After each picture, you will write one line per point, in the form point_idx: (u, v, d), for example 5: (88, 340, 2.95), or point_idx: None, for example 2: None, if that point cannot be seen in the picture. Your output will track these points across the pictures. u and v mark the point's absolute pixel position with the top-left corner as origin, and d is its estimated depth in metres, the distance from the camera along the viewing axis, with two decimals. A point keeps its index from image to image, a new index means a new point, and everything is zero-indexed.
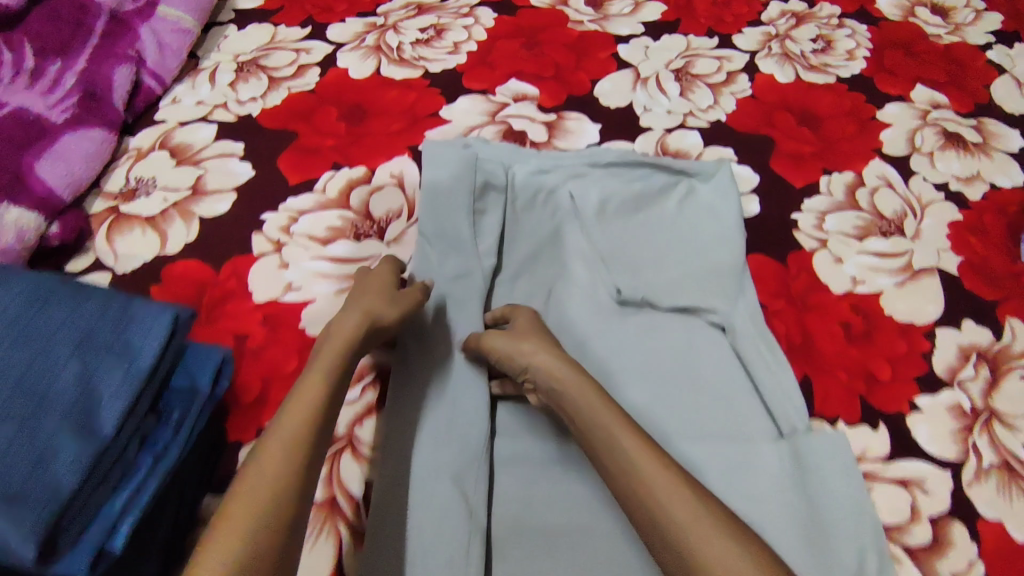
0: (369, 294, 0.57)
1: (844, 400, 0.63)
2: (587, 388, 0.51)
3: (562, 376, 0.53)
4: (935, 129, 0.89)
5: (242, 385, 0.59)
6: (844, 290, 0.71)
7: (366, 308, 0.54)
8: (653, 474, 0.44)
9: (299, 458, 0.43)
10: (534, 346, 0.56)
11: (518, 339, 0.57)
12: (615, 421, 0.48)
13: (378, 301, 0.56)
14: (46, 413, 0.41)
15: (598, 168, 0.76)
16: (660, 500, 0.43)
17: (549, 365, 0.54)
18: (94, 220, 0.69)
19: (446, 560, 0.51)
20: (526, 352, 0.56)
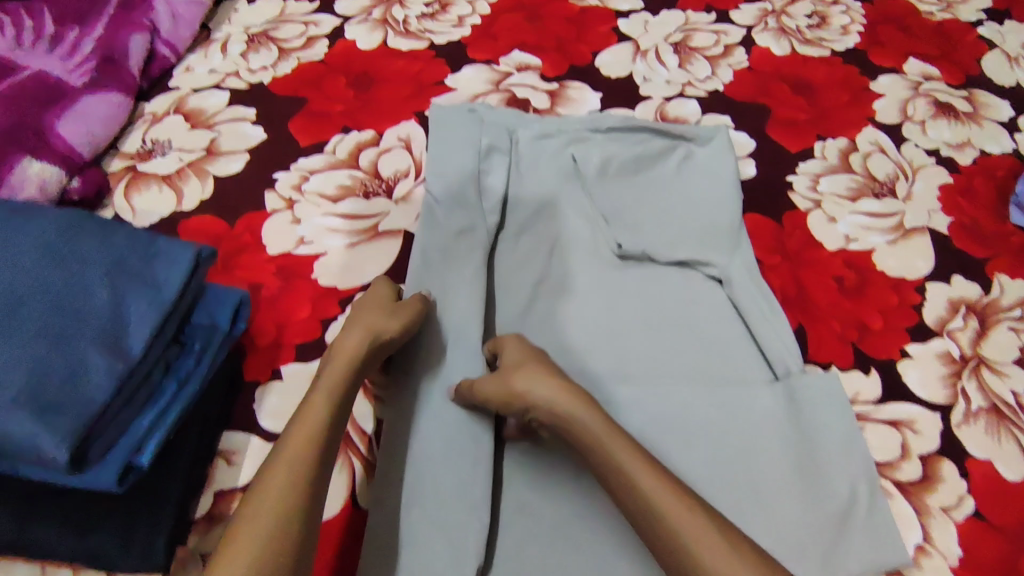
0: (369, 308, 0.57)
1: (837, 347, 0.65)
2: (592, 422, 0.50)
3: (562, 413, 0.51)
4: (927, 99, 0.91)
5: (258, 329, 0.61)
6: (837, 248, 0.73)
7: (366, 325, 0.55)
8: (666, 505, 0.44)
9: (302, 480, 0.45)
10: (524, 384, 0.53)
11: (505, 378, 0.54)
12: (624, 454, 0.48)
13: (378, 318, 0.56)
14: (79, 332, 0.43)
15: (599, 133, 0.78)
16: (685, 545, 0.42)
17: (548, 402, 0.52)
18: (112, 178, 0.71)
19: (457, 480, 0.55)
20: (521, 394, 0.53)
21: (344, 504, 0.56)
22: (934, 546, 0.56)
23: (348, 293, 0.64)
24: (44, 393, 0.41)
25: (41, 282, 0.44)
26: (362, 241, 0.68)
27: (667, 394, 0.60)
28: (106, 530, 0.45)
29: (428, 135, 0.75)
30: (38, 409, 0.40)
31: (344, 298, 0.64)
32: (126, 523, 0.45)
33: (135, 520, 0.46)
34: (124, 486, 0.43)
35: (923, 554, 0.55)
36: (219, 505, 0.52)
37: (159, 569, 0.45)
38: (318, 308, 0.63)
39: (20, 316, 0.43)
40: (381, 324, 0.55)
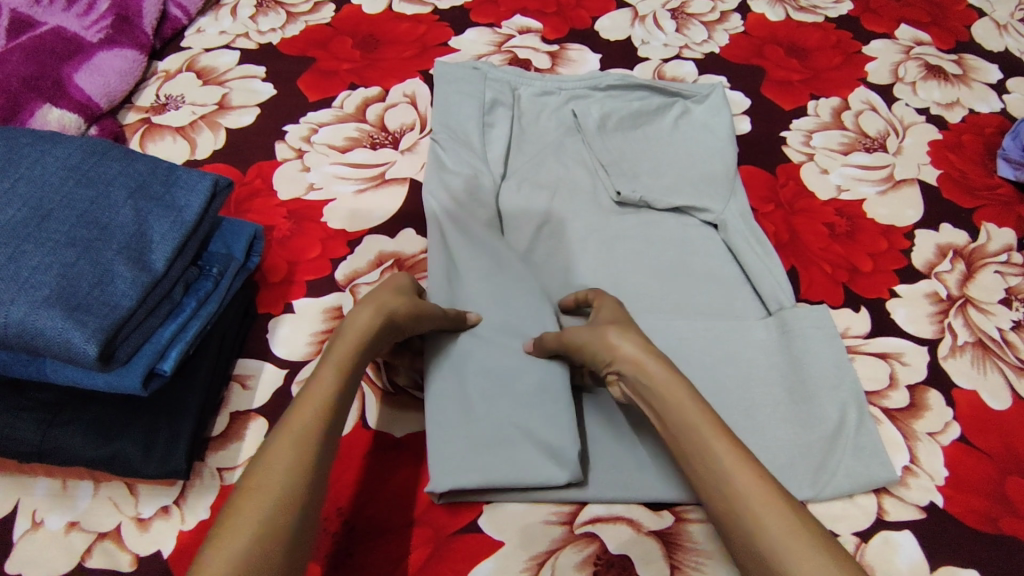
0: (380, 288, 0.53)
1: (829, 286, 0.67)
2: (660, 373, 0.47)
3: (651, 370, 0.48)
4: (917, 62, 0.93)
5: (270, 267, 0.63)
6: (830, 197, 0.76)
7: (379, 301, 0.51)
8: (724, 456, 0.43)
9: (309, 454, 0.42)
10: (619, 336, 0.50)
11: (600, 329, 0.51)
12: (686, 396, 0.46)
13: (392, 296, 0.52)
14: (106, 243, 0.46)
15: (599, 91, 0.81)
16: (756, 511, 0.40)
17: (639, 357, 0.49)
18: (128, 129, 0.74)
19: (460, 409, 0.55)
20: (611, 344, 0.50)
21: (355, 427, 0.57)
22: (921, 467, 0.57)
23: (356, 234, 0.66)
24: (75, 296, 0.43)
25: (70, 199, 0.47)
26: (369, 188, 0.71)
27: (664, 326, 0.61)
28: (130, 436, 0.47)
29: (434, 90, 0.77)
30: (68, 308, 0.42)
31: (352, 239, 0.66)
32: (149, 430, 0.48)
33: (157, 428, 0.48)
34: (148, 390, 0.46)
35: (910, 475, 0.57)
36: (234, 424, 0.54)
37: (178, 475, 0.47)
38: (326, 248, 0.65)
39: (50, 229, 0.45)
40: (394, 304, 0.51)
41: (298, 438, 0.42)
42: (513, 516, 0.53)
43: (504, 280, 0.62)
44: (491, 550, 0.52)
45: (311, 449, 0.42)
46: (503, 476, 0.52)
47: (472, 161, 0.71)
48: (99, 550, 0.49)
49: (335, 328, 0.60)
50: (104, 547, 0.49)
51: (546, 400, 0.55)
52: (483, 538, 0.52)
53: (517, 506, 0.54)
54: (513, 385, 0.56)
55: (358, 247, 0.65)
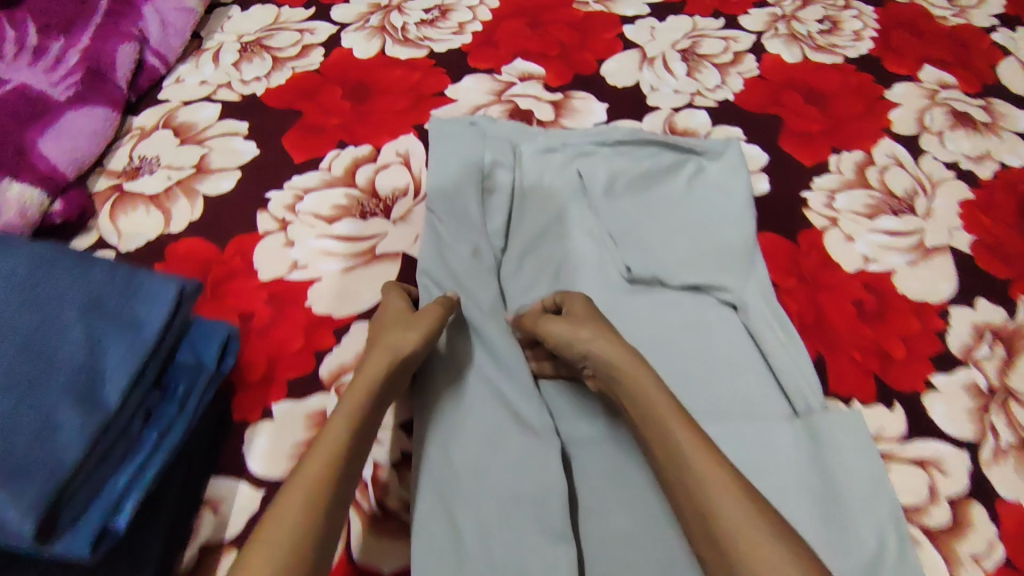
0: (386, 325, 0.54)
1: (858, 378, 0.62)
2: (626, 360, 0.51)
3: (621, 362, 0.51)
4: (944, 108, 0.88)
5: (249, 363, 0.58)
6: (856, 269, 0.70)
7: (387, 345, 0.51)
8: (656, 405, 0.48)
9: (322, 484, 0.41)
10: (591, 335, 0.53)
11: (575, 327, 0.54)
12: (632, 365, 0.51)
13: (399, 335, 0.52)
14: (50, 383, 0.40)
15: (607, 146, 0.77)
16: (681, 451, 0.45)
17: (609, 354, 0.52)
18: (97, 198, 0.68)
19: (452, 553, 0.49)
20: (583, 339, 0.53)
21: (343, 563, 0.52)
22: None
23: (343, 321, 0.61)
24: (12, 457, 0.37)
25: (12, 328, 0.41)
26: (358, 265, 0.65)
27: None
28: None
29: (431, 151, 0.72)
30: (5, 473, 0.37)
31: (338, 327, 0.60)
32: None
33: None
34: (98, 554, 0.40)
35: None
36: (205, 558, 0.49)
37: None
38: (311, 338, 0.60)
39: None
40: (401, 335, 0.52)
41: (311, 482, 0.41)
42: None
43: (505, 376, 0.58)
44: None
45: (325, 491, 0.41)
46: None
47: (474, 234, 0.67)
48: None
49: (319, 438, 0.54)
50: None
51: (551, 533, 0.50)
52: None
53: None
54: (512, 512, 0.51)
55: (345, 337, 0.60)
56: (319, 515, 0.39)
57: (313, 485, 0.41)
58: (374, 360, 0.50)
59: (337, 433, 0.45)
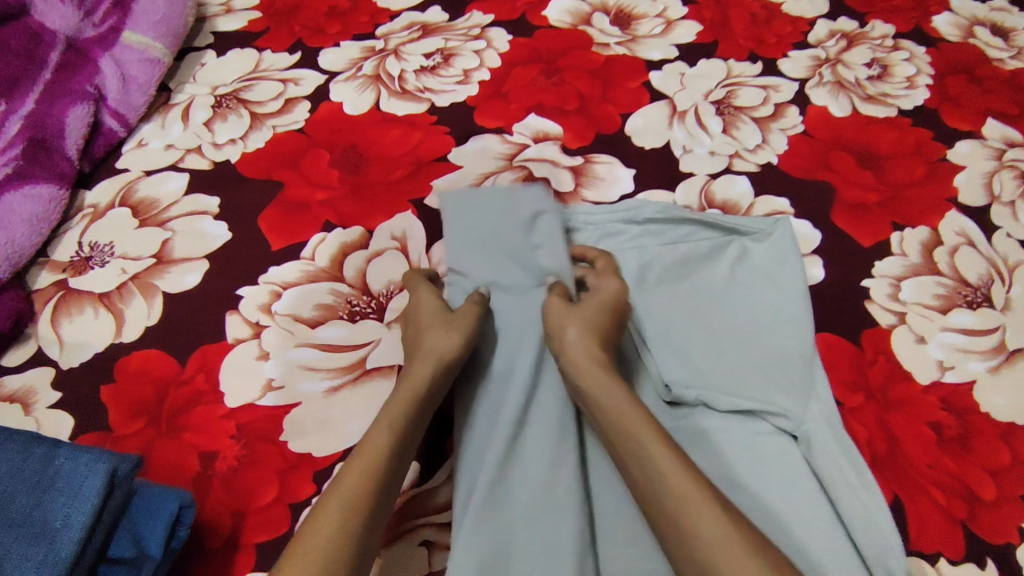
0: (429, 323, 0.53)
1: (946, 529, 0.52)
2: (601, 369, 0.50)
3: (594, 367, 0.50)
4: (1013, 171, 0.78)
5: (209, 521, 0.48)
6: (931, 380, 0.60)
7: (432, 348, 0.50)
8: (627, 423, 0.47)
9: (359, 500, 0.41)
10: (575, 333, 0.52)
11: (561, 325, 0.53)
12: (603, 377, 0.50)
13: (442, 334, 0.51)
14: None
15: (635, 225, 0.66)
16: (652, 474, 0.44)
17: (580, 355, 0.51)
18: (38, 299, 0.58)
19: None
20: (565, 337, 0.52)
21: None
22: None
23: (325, 461, 0.50)
24: None
25: None
26: (345, 384, 0.54)
27: None
28: None
29: (448, 220, 0.61)
30: None
31: (320, 470, 0.50)
32: None
33: None
34: None
35: None
36: None
37: None
38: (285, 486, 0.49)
39: None
40: (441, 337, 0.50)
41: (345, 502, 0.41)
42: None
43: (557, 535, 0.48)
44: None
45: (361, 511, 0.41)
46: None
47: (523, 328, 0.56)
48: None
49: None
50: None
51: None
52: None
53: None
54: None
55: (327, 484, 0.49)
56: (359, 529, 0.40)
57: (352, 497, 0.41)
58: (417, 366, 0.50)
59: (376, 444, 0.44)
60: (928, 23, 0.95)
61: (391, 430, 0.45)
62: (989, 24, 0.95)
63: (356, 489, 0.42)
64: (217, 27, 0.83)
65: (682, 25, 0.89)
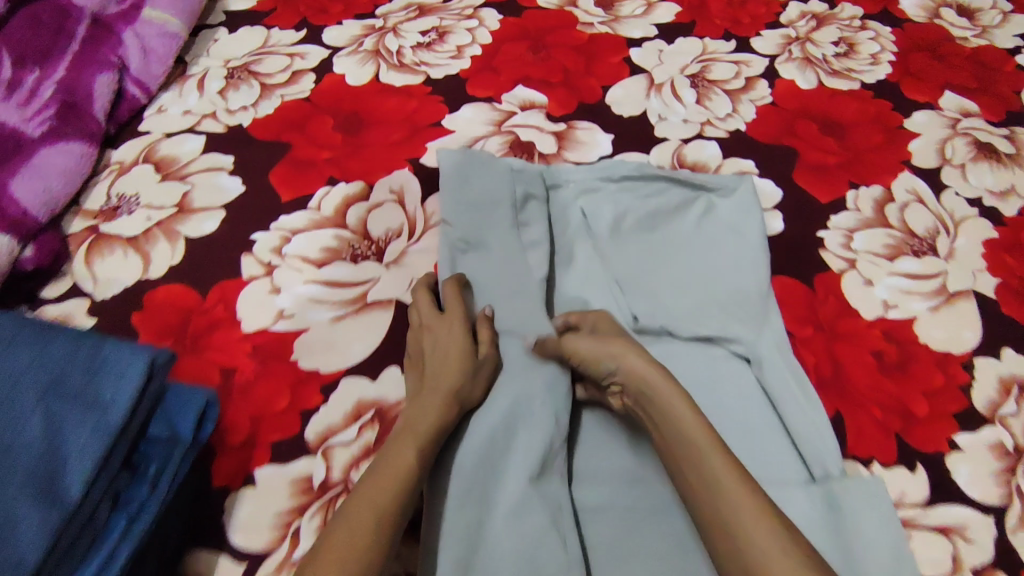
0: (444, 347, 0.56)
1: (881, 438, 0.58)
2: (659, 380, 0.52)
3: (652, 381, 0.52)
4: (966, 138, 0.84)
5: (229, 423, 0.54)
6: (875, 316, 0.66)
7: (454, 383, 0.53)
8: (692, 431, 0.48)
9: (386, 511, 0.44)
10: (625, 349, 0.55)
11: (607, 342, 0.56)
12: (667, 388, 0.51)
13: (463, 374, 0.54)
14: (9, 474, 0.38)
15: (612, 183, 0.72)
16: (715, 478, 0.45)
17: (640, 368, 0.53)
18: (72, 241, 0.64)
19: None
20: (617, 353, 0.55)
21: None
22: None
23: (331, 376, 0.57)
24: None
25: None
26: (348, 314, 0.61)
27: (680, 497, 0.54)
28: None
29: (444, 184, 0.69)
30: None
31: (326, 383, 0.57)
32: None
33: None
34: None
35: None
36: None
37: None
38: (297, 397, 0.56)
39: None
40: (463, 378, 0.53)
41: (377, 512, 0.43)
42: None
43: (528, 437, 0.54)
44: None
45: (387, 524, 0.43)
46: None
47: (509, 278, 0.64)
48: None
49: (304, 507, 0.51)
50: None
51: None
52: None
53: None
54: None
55: (332, 394, 0.56)
56: (384, 535, 0.43)
57: (379, 506, 0.44)
58: (436, 391, 0.53)
59: (404, 461, 0.47)
60: (895, 5, 1.01)
61: (416, 449, 0.48)
62: (954, 6, 1.02)
63: (389, 499, 0.44)
64: (229, 7, 0.89)
65: (662, 6, 0.96)
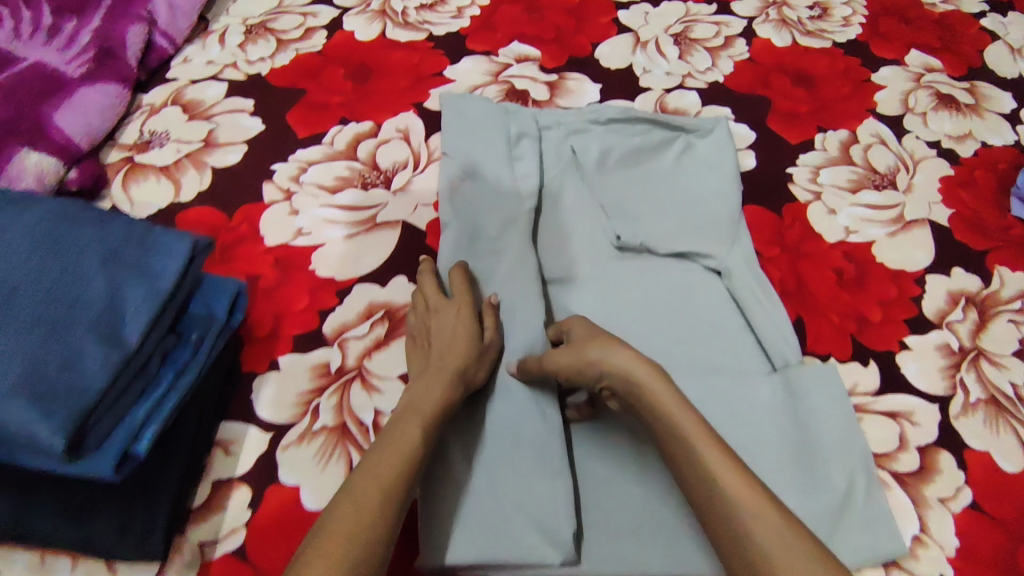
0: (447, 331, 0.56)
1: (837, 339, 0.65)
2: (640, 378, 0.49)
3: (633, 382, 0.49)
4: (929, 91, 0.90)
5: (256, 320, 0.62)
6: (837, 239, 0.73)
7: (460, 363, 0.54)
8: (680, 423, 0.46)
9: (396, 479, 0.45)
10: (600, 352, 0.52)
11: (581, 348, 0.53)
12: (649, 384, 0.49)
13: (467, 355, 0.55)
14: (76, 321, 0.44)
15: (599, 125, 0.78)
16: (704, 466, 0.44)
17: (619, 371, 0.50)
18: (110, 169, 0.71)
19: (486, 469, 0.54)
20: (593, 359, 0.52)
21: None
22: (932, 537, 0.56)
23: (345, 283, 0.64)
24: (39, 382, 0.41)
25: (37, 273, 0.45)
26: (360, 232, 0.68)
27: None
28: (101, 519, 0.46)
29: (444, 124, 0.75)
30: (34, 397, 0.40)
31: (341, 289, 0.64)
32: (125, 511, 0.46)
33: (132, 510, 0.47)
34: (121, 475, 0.44)
35: (920, 545, 0.55)
36: (216, 494, 0.53)
37: (156, 556, 0.47)
38: (315, 298, 0.63)
39: (14, 311, 0.43)
40: (470, 357, 0.54)
41: (383, 488, 0.44)
42: None
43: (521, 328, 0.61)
44: None
45: (393, 499, 0.44)
46: (500, 551, 0.51)
47: (500, 203, 0.69)
48: None
49: (322, 387, 0.58)
50: None
51: (546, 454, 0.55)
52: None
53: None
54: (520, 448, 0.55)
55: (347, 297, 0.63)
56: (395, 499, 0.44)
57: (389, 473, 0.45)
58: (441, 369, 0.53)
59: (409, 438, 0.48)
60: None
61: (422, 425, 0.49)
62: None
63: (396, 475, 0.45)
64: None
65: None
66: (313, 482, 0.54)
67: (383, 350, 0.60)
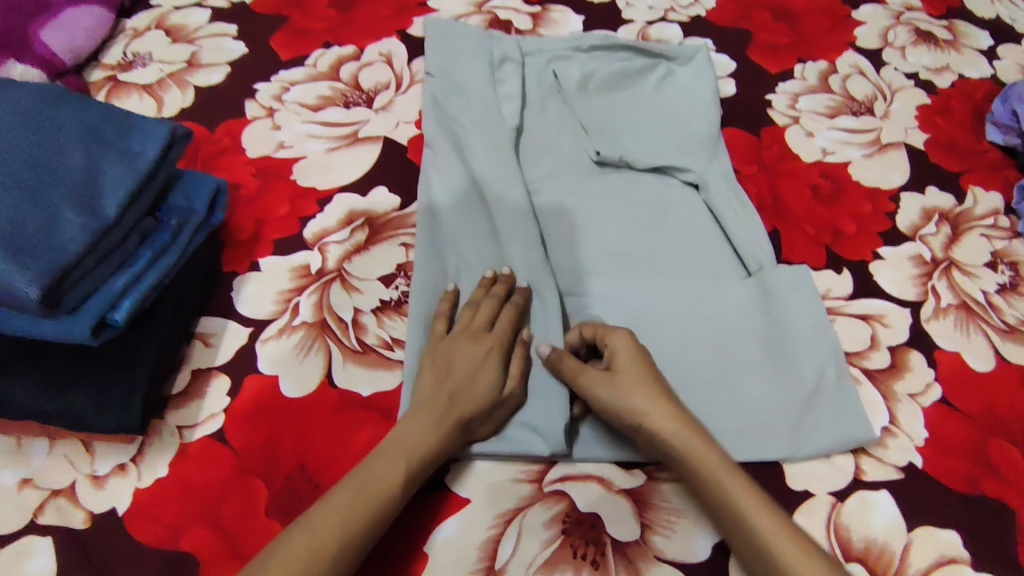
0: (470, 363, 0.51)
1: (811, 249, 0.67)
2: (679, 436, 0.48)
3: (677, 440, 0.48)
4: (908, 27, 0.91)
5: (237, 225, 0.62)
6: (814, 159, 0.74)
7: (466, 411, 0.49)
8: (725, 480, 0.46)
9: (359, 517, 0.43)
10: (647, 402, 0.49)
11: (626, 389, 0.49)
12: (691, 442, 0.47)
13: (478, 405, 0.50)
14: (54, 187, 0.45)
15: (582, 52, 0.78)
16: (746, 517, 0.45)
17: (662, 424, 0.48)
18: (94, 87, 0.72)
19: None
20: (637, 407, 0.49)
21: (318, 384, 0.54)
22: (901, 428, 0.57)
23: (327, 193, 0.65)
24: (16, 238, 0.42)
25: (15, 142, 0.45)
26: (342, 146, 0.69)
27: (631, 287, 0.61)
28: (78, 391, 0.47)
29: (427, 45, 0.74)
30: (11, 251, 0.41)
31: (322, 198, 0.65)
32: (101, 383, 0.48)
33: (110, 385, 0.48)
34: (98, 340, 0.46)
35: (890, 435, 0.56)
36: (195, 382, 0.54)
37: (132, 430, 0.48)
38: (296, 206, 0.64)
39: None
40: (478, 410, 0.50)
41: (344, 523, 0.42)
42: (493, 466, 0.53)
43: (504, 236, 0.60)
44: (458, 507, 0.51)
45: (352, 536, 0.42)
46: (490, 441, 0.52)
47: (478, 113, 0.69)
48: (52, 506, 0.49)
49: (303, 287, 0.59)
50: (57, 504, 0.49)
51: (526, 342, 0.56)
52: (452, 496, 0.51)
53: (488, 464, 0.53)
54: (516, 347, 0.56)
55: (328, 206, 0.64)
56: (357, 543, 0.42)
57: (358, 511, 0.43)
58: (447, 406, 0.49)
59: (388, 475, 0.45)
60: None
61: (403, 464, 0.46)
62: None
63: (360, 513, 0.43)
64: None
65: None
66: (293, 372, 0.55)
67: (363, 254, 0.61)
